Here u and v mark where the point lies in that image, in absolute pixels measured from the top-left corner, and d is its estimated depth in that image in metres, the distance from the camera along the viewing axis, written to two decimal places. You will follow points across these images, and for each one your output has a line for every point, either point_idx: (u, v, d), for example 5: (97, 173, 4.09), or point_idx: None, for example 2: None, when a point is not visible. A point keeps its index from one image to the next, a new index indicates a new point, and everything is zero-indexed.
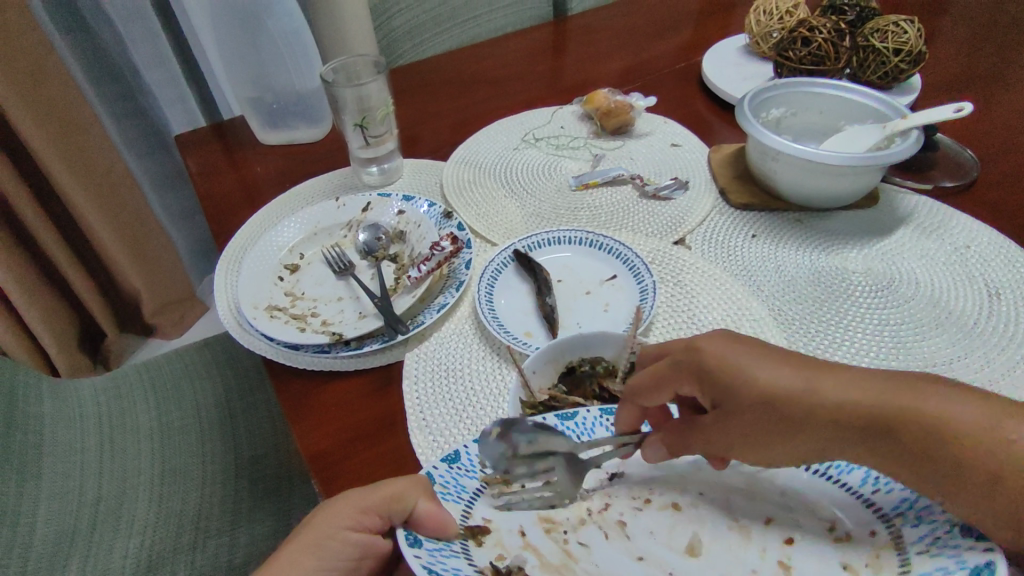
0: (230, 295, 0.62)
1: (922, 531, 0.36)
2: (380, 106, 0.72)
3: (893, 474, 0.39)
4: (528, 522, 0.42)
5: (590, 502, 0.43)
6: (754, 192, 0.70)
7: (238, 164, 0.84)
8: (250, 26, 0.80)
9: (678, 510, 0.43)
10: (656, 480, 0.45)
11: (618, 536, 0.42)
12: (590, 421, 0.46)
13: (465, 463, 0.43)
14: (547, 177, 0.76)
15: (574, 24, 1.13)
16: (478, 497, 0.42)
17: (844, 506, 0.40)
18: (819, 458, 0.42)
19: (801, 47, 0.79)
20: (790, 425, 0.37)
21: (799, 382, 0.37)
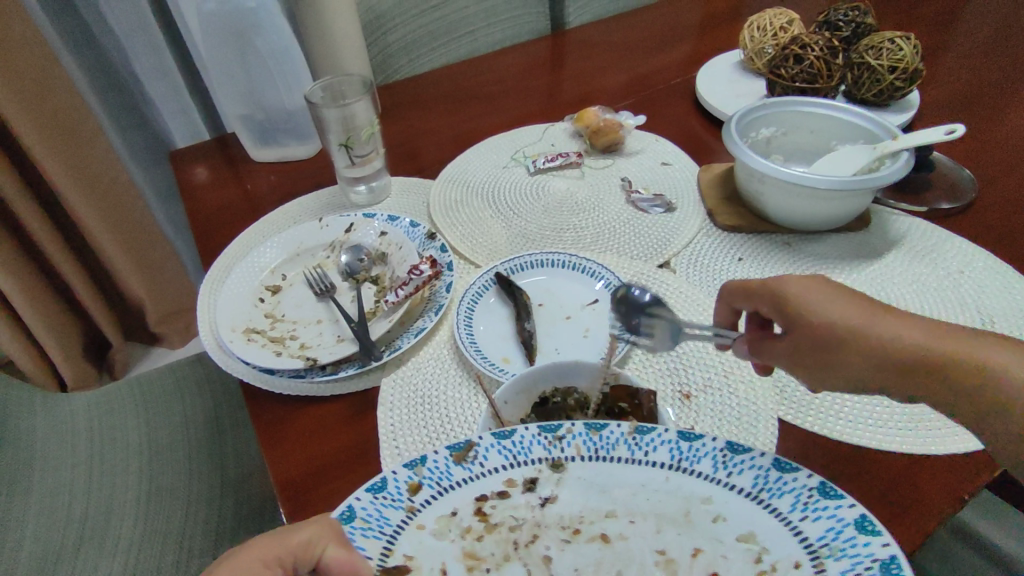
0: (211, 317, 0.61)
1: (843, 566, 0.36)
2: (365, 125, 0.71)
3: (825, 501, 0.38)
4: (450, 559, 0.40)
5: (518, 532, 0.42)
6: (743, 214, 0.68)
7: (230, 182, 0.85)
8: (239, 45, 0.79)
9: (608, 542, 0.41)
10: (588, 507, 0.42)
11: (541, 573, 0.40)
12: (528, 438, 0.44)
13: (390, 493, 0.41)
14: (536, 196, 0.75)
15: (571, 39, 1.13)
16: (399, 534, 0.40)
17: (774, 536, 0.38)
18: (751, 479, 0.40)
19: (793, 65, 0.77)
20: (845, 353, 0.39)
21: (859, 316, 0.39)
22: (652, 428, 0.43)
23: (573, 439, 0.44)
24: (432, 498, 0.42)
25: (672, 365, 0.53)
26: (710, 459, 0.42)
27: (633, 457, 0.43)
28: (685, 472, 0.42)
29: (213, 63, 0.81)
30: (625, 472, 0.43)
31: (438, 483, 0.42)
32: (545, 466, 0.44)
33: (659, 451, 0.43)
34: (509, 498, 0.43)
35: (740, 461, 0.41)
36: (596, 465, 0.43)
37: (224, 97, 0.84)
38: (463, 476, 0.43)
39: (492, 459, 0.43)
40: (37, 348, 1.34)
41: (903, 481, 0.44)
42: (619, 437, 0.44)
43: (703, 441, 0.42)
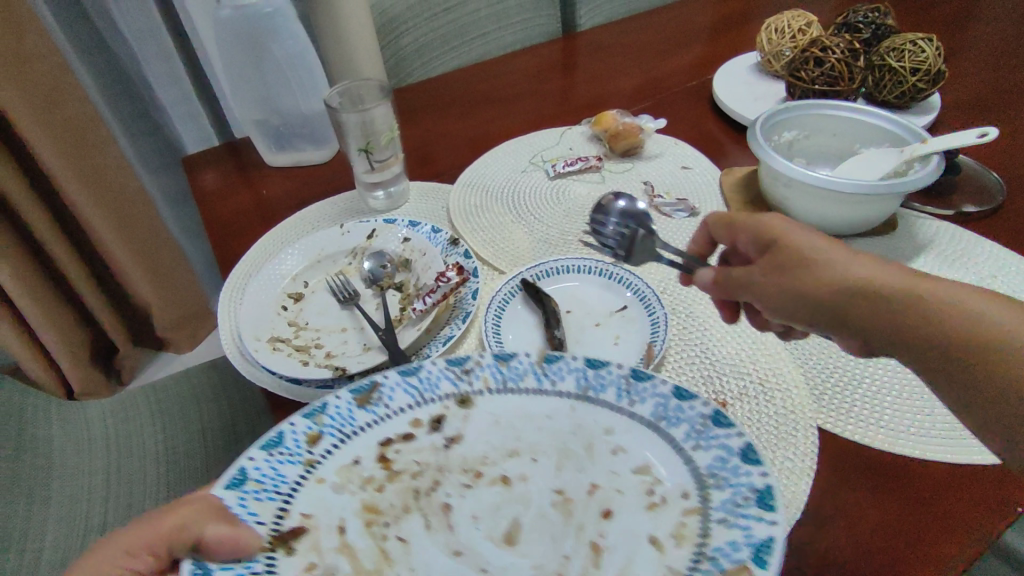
0: (233, 325, 0.61)
1: (725, 497, 0.40)
2: (385, 130, 0.70)
3: (716, 430, 0.42)
4: (349, 514, 0.44)
5: (418, 482, 0.46)
6: (769, 218, 0.68)
7: (246, 187, 0.84)
8: (255, 50, 0.79)
9: (507, 485, 0.46)
10: (491, 449, 0.48)
11: (439, 518, 0.45)
12: (434, 376, 0.50)
13: (286, 449, 0.44)
14: (557, 200, 0.75)
15: (583, 41, 1.12)
16: (295, 493, 0.43)
17: (665, 468, 0.44)
18: (652, 407, 0.46)
19: (814, 67, 0.76)
20: (813, 281, 0.42)
21: (830, 250, 0.42)
22: (558, 360, 0.49)
23: (479, 376, 0.50)
24: (332, 448, 0.46)
25: (706, 372, 0.52)
26: (613, 386, 0.47)
27: (541, 387, 0.49)
28: (590, 401, 0.48)
29: (229, 67, 0.81)
30: (529, 404, 0.49)
31: (340, 432, 0.46)
32: (453, 403, 0.49)
33: (566, 382, 0.49)
34: (412, 441, 0.48)
35: (641, 390, 0.46)
36: (501, 399, 0.49)
37: (240, 102, 0.84)
38: (366, 419, 0.47)
39: (398, 398, 0.48)
40: (46, 355, 1.33)
41: (944, 489, 0.43)
42: (528, 367, 0.49)
43: (609, 369, 0.48)
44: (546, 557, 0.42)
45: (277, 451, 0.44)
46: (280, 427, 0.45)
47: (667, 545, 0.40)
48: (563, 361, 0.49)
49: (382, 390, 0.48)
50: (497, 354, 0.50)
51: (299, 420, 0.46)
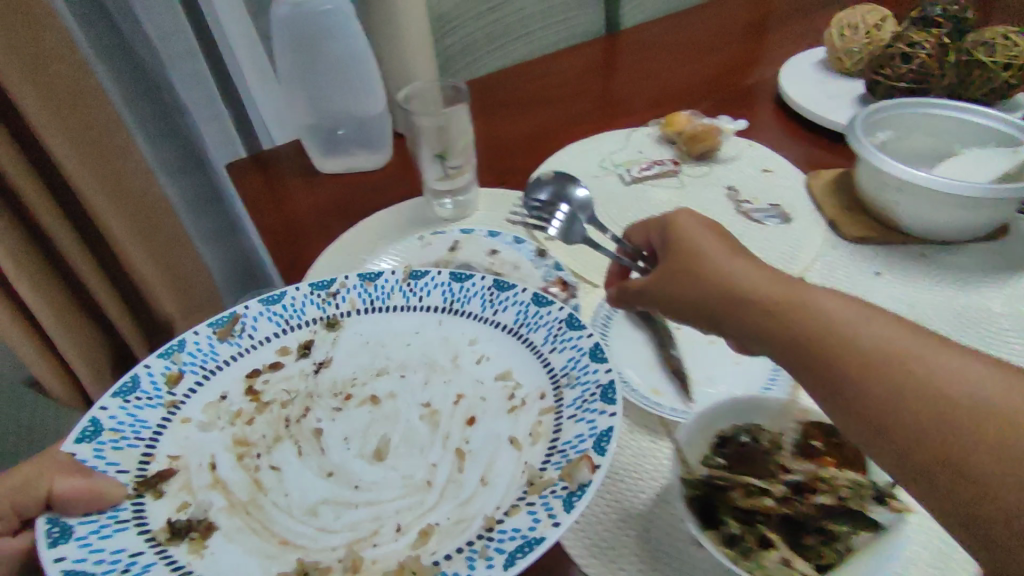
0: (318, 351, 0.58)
1: (575, 395, 0.49)
2: (461, 136, 0.66)
3: (572, 334, 0.52)
4: (220, 450, 0.51)
5: (289, 412, 0.54)
6: (870, 224, 0.65)
7: (297, 197, 0.80)
8: (312, 52, 0.74)
9: (376, 405, 0.54)
10: (360, 371, 0.57)
11: (312, 440, 0.52)
12: (302, 303, 0.61)
13: (143, 393, 0.53)
14: (636, 207, 0.71)
15: (631, 39, 1.09)
16: (159, 434, 0.51)
17: (524, 374, 0.53)
18: (514, 316, 0.56)
19: (902, 62, 0.73)
20: (698, 286, 0.40)
21: (734, 260, 0.40)
22: (424, 279, 0.60)
23: (347, 300, 0.61)
24: (193, 384, 0.55)
25: None
26: (476, 301, 0.58)
27: (409, 304, 0.60)
28: (456, 313, 0.59)
29: (283, 68, 0.76)
30: (401, 320, 0.60)
31: (201, 368, 0.56)
32: (322, 327, 0.60)
33: (431, 297, 0.60)
34: (282, 369, 0.58)
35: (505, 300, 0.57)
36: (366, 321, 0.60)
37: (294, 106, 0.79)
38: (230, 351, 0.58)
39: (262, 327, 0.59)
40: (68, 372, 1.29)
41: None
42: (393, 286, 0.61)
43: (471, 284, 0.59)
44: (414, 470, 0.49)
45: (133, 398, 0.52)
46: (134, 372, 0.53)
47: (525, 443, 0.48)
48: (427, 279, 0.61)
49: (245, 321, 0.59)
50: (360, 278, 0.61)
51: (155, 363, 0.54)
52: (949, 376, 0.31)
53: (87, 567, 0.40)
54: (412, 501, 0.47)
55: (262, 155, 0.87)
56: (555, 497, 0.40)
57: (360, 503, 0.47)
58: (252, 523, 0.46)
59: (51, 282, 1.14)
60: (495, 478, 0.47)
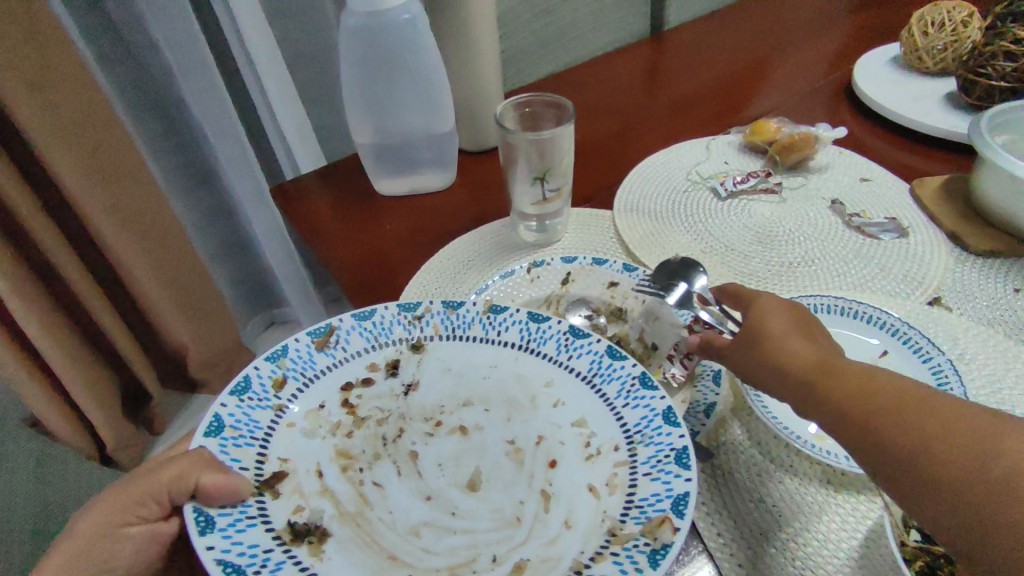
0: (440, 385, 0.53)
1: (650, 452, 0.44)
2: (564, 156, 0.61)
3: (643, 391, 0.47)
4: (325, 460, 0.48)
5: (385, 432, 0.50)
6: (994, 235, 0.61)
7: (359, 225, 0.74)
8: (392, 65, 0.66)
9: (465, 434, 0.50)
10: (446, 399, 0.52)
11: (407, 464, 0.48)
12: (389, 320, 0.56)
13: (254, 395, 0.49)
14: (739, 225, 0.67)
15: (681, 42, 1.05)
16: (271, 437, 0.48)
17: (600, 422, 0.48)
18: (587, 364, 0.51)
19: (1004, 62, 0.70)
20: (748, 344, 0.41)
21: (783, 324, 0.41)
22: (504, 312, 0.56)
23: (429, 323, 0.56)
24: (296, 391, 0.51)
25: None
26: (553, 342, 0.53)
27: (488, 336, 0.55)
28: (532, 352, 0.54)
29: (350, 82, 0.68)
30: (478, 350, 0.55)
31: (301, 375, 0.52)
32: (406, 348, 0.55)
33: (510, 333, 0.54)
34: (373, 386, 0.53)
35: (579, 347, 0.52)
36: (447, 345, 0.55)
37: (356, 122, 0.71)
38: (325, 362, 0.53)
39: (353, 341, 0.55)
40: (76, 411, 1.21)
41: None
42: (474, 316, 0.56)
43: (548, 326, 0.54)
44: (504, 502, 0.45)
45: (247, 397, 0.49)
46: (246, 372, 0.50)
47: (604, 493, 0.44)
48: (508, 312, 0.55)
49: (340, 334, 0.55)
50: (445, 303, 0.56)
51: (263, 364, 0.51)
52: (983, 436, 0.32)
53: (234, 559, 0.38)
54: (504, 535, 0.43)
55: (286, 185, 0.81)
56: (637, 550, 0.38)
57: (457, 530, 0.44)
58: (362, 535, 0.44)
59: (55, 314, 1.06)
60: (579, 521, 0.43)
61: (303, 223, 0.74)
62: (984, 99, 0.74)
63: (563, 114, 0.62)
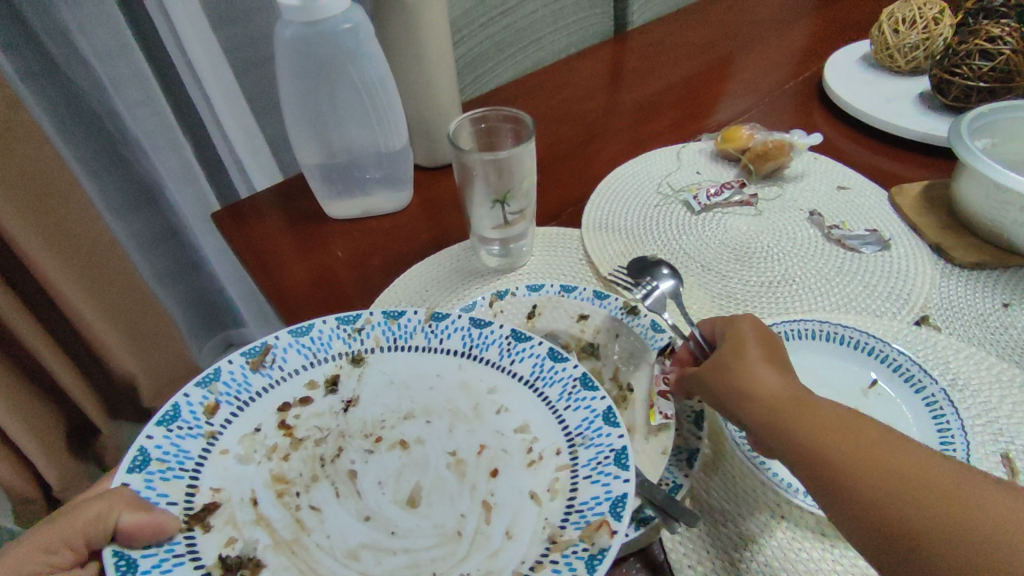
0: (380, 401, 0.49)
1: (591, 455, 0.41)
2: (526, 177, 0.55)
3: (584, 392, 0.45)
4: (260, 486, 0.43)
5: (324, 450, 0.46)
6: (979, 246, 0.59)
7: (309, 252, 0.68)
8: (332, 80, 0.60)
9: (406, 448, 0.46)
10: (388, 413, 0.48)
11: (346, 484, 0.44)
12: (328, 334, 0.52)
13: (184, 423, 0.44)
14: (714, 241, 0.63)
15: (643, 42, 1.01)
16: (203, 466, 0.43)
17: (544, 426, 0.45)
18: (530, 368, 0.49)
19: (981, 60, 0.67)
20: (722, 373, 0.40)
21: (758, 357, 0.40)
22: (445, 318, 0.52)
23: (370, 334, 0.52)
24: (230, 416, 0.46)
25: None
26: (496, 347, 0.50)
27: (430, 346, 0.52)
28: (475, 359, 0.51)
29: (288, 98, 0.61)
30: (421, 361, 0.51)
31: (236, 399, 0.47)
32: (346, 362, 0.52)
33: (452, 340, 0.52)
34: (312, 404, 0.49)
35: (522, 350, 0.49)
36: (392, 356, 0.52)
37: (300, 140, 0.64)
38: (262, 383, 0.49)
39: (290, 359, 0.50)
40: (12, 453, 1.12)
41: None
42: (416, 325, 0.52)
43: (490, 329, 0.51)
44: (446, 517, 0.41)
45: (176, 427, 0.44)
46: (174, 401, 0.45)
47: (545, 498, 0.41)
48: (450, 319, 0.52)
49: (276, 352, 0.51)
50: (386, 312, 0.53)
51: (193, 391, 0.46)
52: (947, 491, 0.33)
53: None
54: (446, 552, 0.40)
55: (239, 204, 0.75)
56: (576, 557, 0.35)
57: (398, 550, 0.40)
58: (297, 563, 0.39)
59: None
60: (521, 530, 0.39)
61: (241, 252, 0.68)
62: (961, 98, 0.71)
63: (519, 129, 0.57)
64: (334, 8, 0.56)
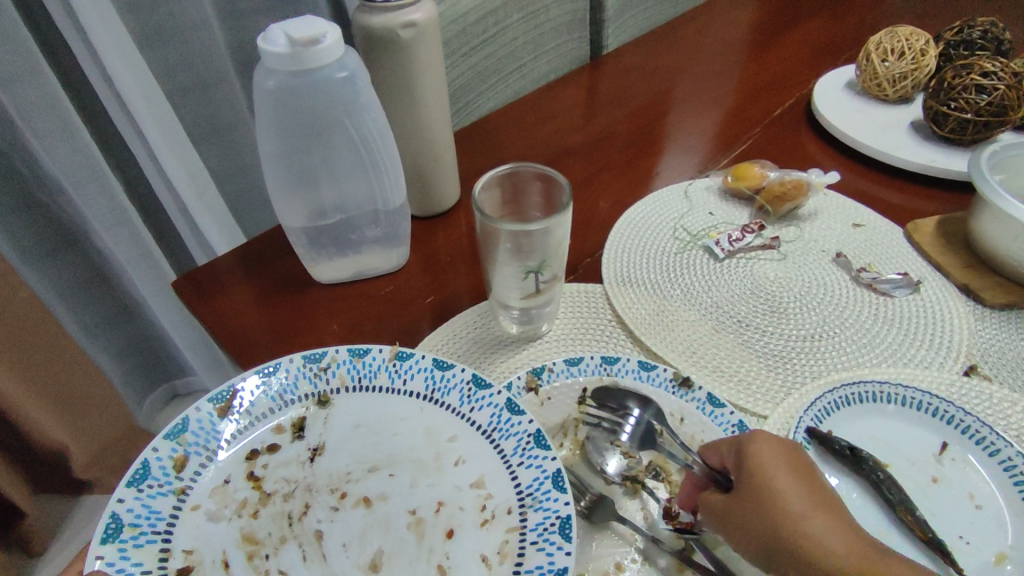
0: (350, 451, 0.45)
1: (538, 518, 0.39)
2: (563, 242, 0.50)
3: (537, 449, 0.42)
4: (230, 546, 0.39)
5: (291, 506, 0.42)
6: (1006, 286, 0.58)
7: (296, 328, 0.59)
8: (328, 132, 0.52)
9: (370, 506, 0.42)
10: (354, 462, 0.44)
11: (313, 548, 0.40)
12: (294, 372, 0.48)
13: (155, 481, 0.41)
14: (745, 292, 0.60)
15: (622, 65, 0.98)
16: (175, 527, 0.39)
17: (499, 482, 0.42)
18: (488, 417, 0.45)
19: (977, 94, 0.68)
20: (769, 523, 0.36)
21: (800, 503, 0.36)
22: (409, 357, 0.48)
23: (336, 372, 0.48)
24: (201, 468, 0.42)
25: None
26: (456, 392, 0.46)
27: (393, 387, 0.48)
28: (437, 403, 0.46)
29: (271, 158, 0.53)
30: (385, 403, 0.47)
31: (206, 449, 0.43)
32: (312, 404, 0.47)
33: (415, 381, 0.47)
34: (280, 452, 0.44)
35: (481, 398, 0.46)
36: (355, 397, 0.47)
37: (284, 197, 0.55)
38: (230, 429, 0.44)
39: (258, 402, 0.46)
40: None
41: None
42: (382, 363, 0.48)
43: (453, 372, 0.47)
44: None
45: (148, 486, 0.40)
46: (142, 458, 0.41)
47: (495, 563, 0.38)
48: (413, 358, 0.48)
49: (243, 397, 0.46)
50: (351, 349, 0.49)
51: (162, 445, 0.42)
52: None
53: None
54: None
55: (198, 273, 0.65)
56: None
57: None
58: None
59: None
60: None
61: (213, 330, 0.59)
62: (956, 131, 0.71)
63: (551, 189, 0.50)
64: (329, 56, 0.48)
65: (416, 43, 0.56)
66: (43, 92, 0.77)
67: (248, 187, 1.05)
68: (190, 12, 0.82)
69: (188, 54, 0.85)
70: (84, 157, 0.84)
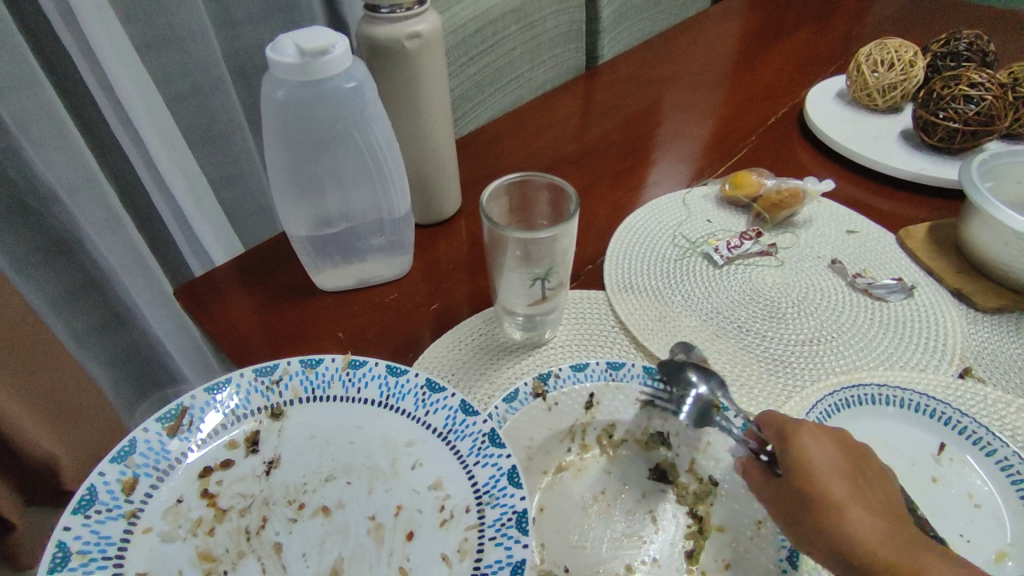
0: (309, 460, 0.45)
1: (496, 514, 0.39)
2: (572, 250, 0.50)
3: (492, 448, 0.42)
4: (185, 564, 0.39)
5: (248, 521, 0.42)
6: (996, 290, 0.60)
7: (300, 336, 0.59)
8: (335, 144, 0.53)
9: (328, 514, 0.42)
10: (309, 473, 0.44)
11: (272, 560, 0.40)
12: (246, 386, 0.47)
13: (103, 506, 0.39)
14: (746, 298, 0.61)
15: (617, 74, 0.99)
16: (127, 550, 0.38)
17: (455, 482, 0.42)
18: (443, 419, 0.45)
19: (965, 104, 0.70)
20: (818, 512, 0.39)
21: (847, 495, 0.39)
22: (362, 364, 0.48)
23: (288, 383, 0.48)
24: (152, 489, 0.42)
25: None
26: (411, 397, 0.47)
27: (346, 395, 0.48)
28: (391, 408, 0.47)
29: (278, 167, 0.53)
30: (341, 411, 0.47)
31: (155, 470, 0.42)
32: (266, 417, 0.47)
33: (369, 388, 0.48)
34: (234, 467, 0.44)
35: (435, 402, 0.46)
36: (308, 407, 0.47)
37: (290, 213, 0.56)
38: (180, 448, 0.44)
39: (210, 419, 0.45)
40: None
41: None
42: (334, 373, 0.48)
43: (406, 377, 0.48)
44: None
45: (95, 512, 0.39)
46: (88, 483, 0.39)
47: (455, 561, 0.39)
48: (366, 365, 0.48)
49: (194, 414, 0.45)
50: (303, 359, 0.49)
51: (108, 469, 0.41)
52: None
53: None
54: None
55: (194, 284, 0.65)
56: None
57: None
58: None
59: None
60: None
61: (216, 338, 0.59)
62: (945, 140, 0.73)
63: (559, 199, 0.51)
64: (336, 67, 0.48)
65: (420, 54, 0.56)
66: (37, 99, 0.76)
67: (244, 195, 1.05)
68: (191, 22, 0.82)
69: (186, 62, 0.85)
70: (79, 164, 0.84)
